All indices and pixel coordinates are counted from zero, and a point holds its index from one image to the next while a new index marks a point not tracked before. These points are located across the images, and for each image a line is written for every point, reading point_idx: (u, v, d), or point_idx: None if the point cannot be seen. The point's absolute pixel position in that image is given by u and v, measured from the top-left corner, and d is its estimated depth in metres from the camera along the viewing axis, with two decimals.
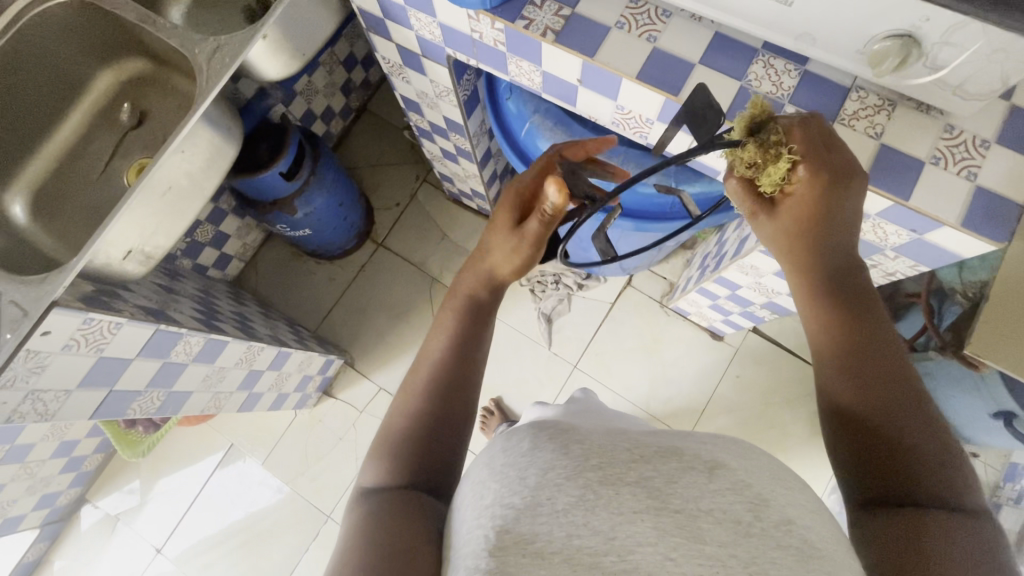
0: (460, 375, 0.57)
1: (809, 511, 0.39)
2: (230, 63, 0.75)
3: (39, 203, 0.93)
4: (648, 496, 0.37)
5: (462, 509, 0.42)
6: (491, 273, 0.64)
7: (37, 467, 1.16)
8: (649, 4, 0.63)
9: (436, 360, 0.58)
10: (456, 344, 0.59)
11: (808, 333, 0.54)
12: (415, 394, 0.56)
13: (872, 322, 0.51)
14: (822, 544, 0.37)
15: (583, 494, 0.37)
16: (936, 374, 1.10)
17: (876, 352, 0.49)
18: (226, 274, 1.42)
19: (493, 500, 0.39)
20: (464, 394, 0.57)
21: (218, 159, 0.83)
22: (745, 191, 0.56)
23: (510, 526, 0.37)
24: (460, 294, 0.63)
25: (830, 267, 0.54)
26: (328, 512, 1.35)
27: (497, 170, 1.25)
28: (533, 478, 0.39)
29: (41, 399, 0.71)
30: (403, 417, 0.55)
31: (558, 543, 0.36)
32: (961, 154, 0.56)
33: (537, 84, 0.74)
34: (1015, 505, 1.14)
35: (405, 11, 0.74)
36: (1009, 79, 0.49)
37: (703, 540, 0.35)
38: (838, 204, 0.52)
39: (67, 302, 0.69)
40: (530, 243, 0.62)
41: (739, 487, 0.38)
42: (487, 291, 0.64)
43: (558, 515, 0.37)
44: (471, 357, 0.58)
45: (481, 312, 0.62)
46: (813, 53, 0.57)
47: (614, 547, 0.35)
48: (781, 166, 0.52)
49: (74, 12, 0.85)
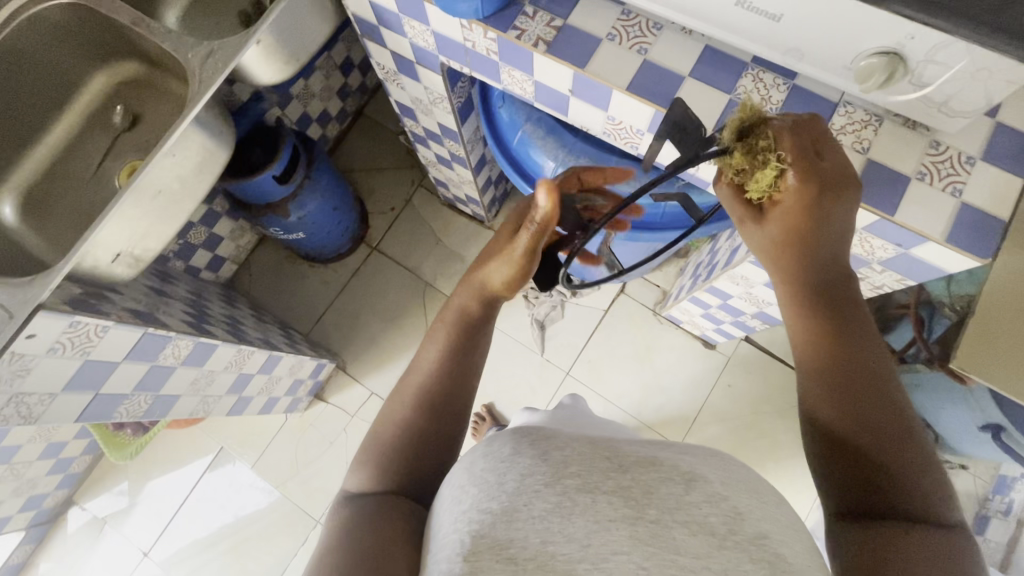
0: (449, 385, 0.57)
1: (785, 525, 0.39)
2: (223, 68, 0.75)
3: (31, 204, 0.93)
4: (624, 505, 0.37)
5: (440, 511, 0.42)
6: (484, 286, 0.62)
7: (23, 469, 1.15)
8: (641, 16, 0.64)
9: (427, 369, 0.58)
10: (448, 356, 0.58)
11: (793, 343, 0.54)
12: (403, 402, 0.56)
13: (856, 334, 0.51)
14: (794, 558, 0.37)
15: (560, 501, 0.37)
16: (925, 386, 1.10)
17: (858, 365, 0.50)
18: (220, 276, 1.41)
19: (470, 505, 0.39)
20: (452, 401, 0.56)
21: (210, 162, 0.83)
22: (734, 195, 0.57)
23: (485, 531, 0.37)
24: (451, 305, 0.63)
25: (817, 278, 0.54)
26: (317, 517, 1.35)
27: (492, 176, 1.26)
28: (511, 483, 0.39)
29: (26, 403, 0.71)
30: (390, 423, 0.56)
31: (532, 550, 0.36)
32: (947, 170, 0.57)
33: (529, 93, 0.74)
34: (1004, 518, 1.16)
35: (399, 18, 0.74)
36: (992, 97, 0.50)
37: (677, 551, 0.35)
38: (829, 213, 0.52)
39: (53, 305, 0.68)
40: (523, 255, 0.61)
41: (714, 499, 0.38)
42: (480, 305, 0.62)
43: (534, 520, 0.37)
44: (461, 366, 0.58)
45: (474, 323, 0.62)
46: (801, 67, 0.57)
47: (589, 554, 0.36)
48: (768, 172, 0.52)
49: (67, 15, 0.84)
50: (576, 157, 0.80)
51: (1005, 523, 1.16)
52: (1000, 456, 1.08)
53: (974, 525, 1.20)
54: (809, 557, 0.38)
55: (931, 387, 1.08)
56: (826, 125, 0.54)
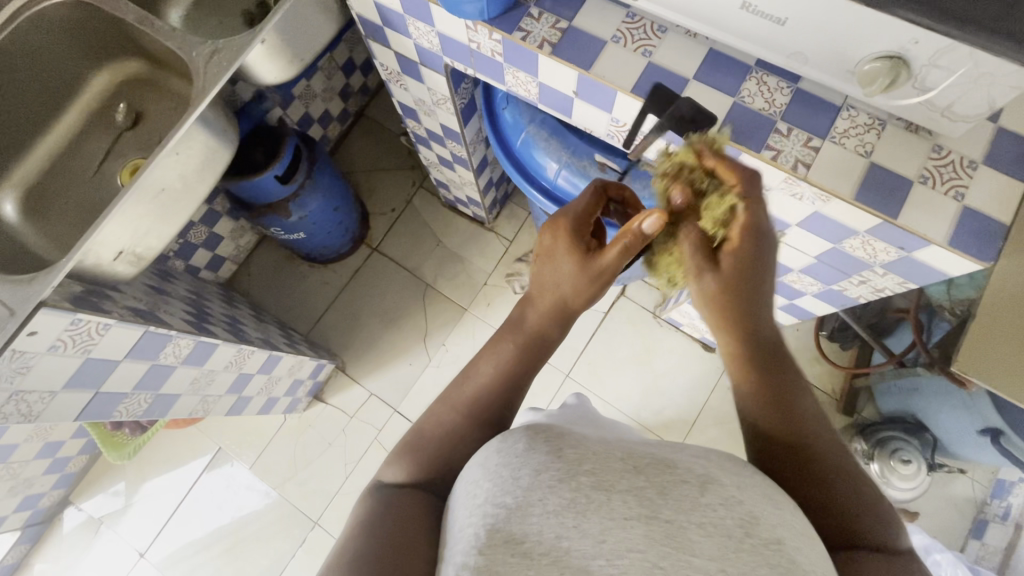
0: (505, 396, 0.59)
1: (804, 534, 0.39)
2: (227, 67, 0.75)
3: (33, 201, 0.92)
4: (639, 504, 0.37)
5: (457, 506, 0.43)
6: (563, 304, 0.62)
7: (19, 468, 1.14)
8: (645, 19, 0.64)
9: (489, 383, 0.59)
10: (512, 368, 0.60)
11: (744, 389, 0.52)
12: (459, 411, 0.58)
13: (789, 383, 0.52)
14: (810, 565, 0.37)
15: (573, 497, 0.38)
16: (923, 390, 1.13)
17: (796, 410, 0.51)
18: (219, 276, 1.41)
19: (484, 499, 0.40)
20: (506, 406, 0.59)
21: (213, 160, 0.83)
22: (693, 241, 0.58)
23: (500, 525, 0.37)
24: (522, 323, 0.62)
25: (754, 338, 0.54)
26: (316, 518, 1.34)
27: (493, 177, 1.26)
28: (525, 479, 0.39)
29: (25, 401, 0.70)
30: (444, 429, 0.57)
31: (547, 544, 0.36)
32: (949, 174, 0.57)
33: (533, 94, 0.74)
34: (1002, 522, 1.17)
35: (404, 19, 0.74)
36: (996, 101, 0.50)
37: (691, 552, 0.36)
38: (759, 273, 0.55)
39: (55, 302, 0.68)
40: (606, 271, 0.60)
41: (730, 503, 0.38)
42: (556, 326, 0.62)
43: (549, 516, 0.37)
44: (521, 382, 0.60)
45: (544, 342, 0.62)
46: (806, 71, 0.57)
47: (603, 551, 0.36)
48: (725, 202, 0.56)
49: (72, 14, 0.84)
50: (579, 159, 0.80)
51: (1004, 527, 1.17)
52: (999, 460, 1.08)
53: (972, 528, 1.21)
54: (821, 557, 0.39)
55: (930, 390, 1.11)
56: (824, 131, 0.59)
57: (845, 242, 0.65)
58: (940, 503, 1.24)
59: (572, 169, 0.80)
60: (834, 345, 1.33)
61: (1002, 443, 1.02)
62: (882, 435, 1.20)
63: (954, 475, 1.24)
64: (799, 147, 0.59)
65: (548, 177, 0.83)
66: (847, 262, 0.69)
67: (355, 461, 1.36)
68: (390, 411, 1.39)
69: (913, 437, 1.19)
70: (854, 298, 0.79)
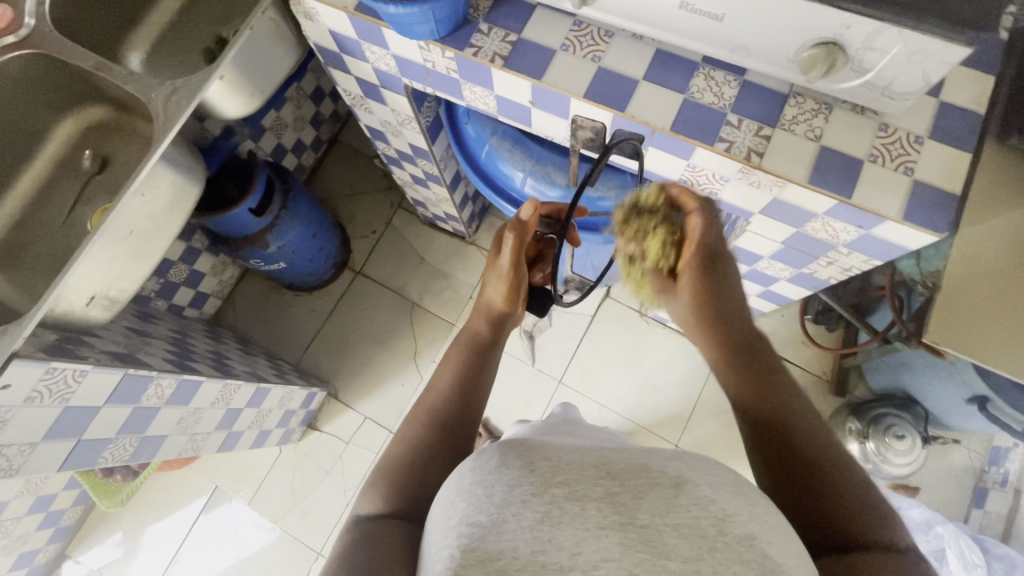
0: (464, 390, 0.63)
1: (775, 527, 0.41)
2: (187, 104, 0.76)
3: (4, 256, 0.92)
4: (614, 511, 0.38)
5: (430, 532, 0.43)
6: (490, 308, 0.73)
7: (12, 526, 1.13)
8: (592, 26, 0.66)
9: (444, 386, 0.64)
10: (465, 371, 0.66)
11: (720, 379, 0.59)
12: (425, 424, 0.60)
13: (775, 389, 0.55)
14: (783, 560, 0.38)
15: (548, 510, 0.38)
16: (914, 365, 1.13)
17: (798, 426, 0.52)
18: (204, 312, 1.41)
19: (460, 519, 0.40)
20: (466, 402, 0.63)
21: (182, 199, 0.84)
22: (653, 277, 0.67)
23: (475, 544, 0.38)
24: (467, 332, 0.72)
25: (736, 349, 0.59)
26: (319, 549, 1.32)
27: (468, 192, 1.27)
28: (499, 495, 0.40)
29: (5, 455, 0.69)
30: (411, 446, 0.58)
31: (523, 559, 0.36)
32: (897, 150, 0.59)
33: (492, 107, 0.75)
34: (1001, 488, 1.18)
35: (360, 44, 0.75)
36: (930, 77, 0.52)
37: (666, 556, 0.36)
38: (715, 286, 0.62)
39: (29, 353, 0.68)
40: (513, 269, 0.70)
41: (703, 503, 0.39)
42: (491, 328, 0.72)
43: (524, 530, 0.37)
44: (474, 377, 0.65)
45: (484, 343, 0.70)
46: (749, 63, 0.59)
47: (579, 562, 0.36)
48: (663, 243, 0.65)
49: (29, 66, 0.85)
50: (544, 166, 0.82)
51: (1003, 494, 1.17)
52: (990, 427, 1.09)
53: (973, 497, 1.22)
54: (802, 557, 0.40)
55: (920, 365, 1.11)
56: (777, 123, 0.60)
57: (807, 224, 0.66)
58: (940, 474, 1.25)
59: (536, 176, 0.82)
60: (820, 328, 1.35)
61: (990, 410, 1.00)
62: (876, 412, 1.21)
63: (949, 446, 1.25)
64: (750, 137, 0.60)
65: (515, 187, 0.84)
66: (813, 244, 0.70)
67: (354, 488, 1.35)
68: (386, 433, 1.38)
69: (905, 412, 1.20)
70: (824, 280, 0.80)
